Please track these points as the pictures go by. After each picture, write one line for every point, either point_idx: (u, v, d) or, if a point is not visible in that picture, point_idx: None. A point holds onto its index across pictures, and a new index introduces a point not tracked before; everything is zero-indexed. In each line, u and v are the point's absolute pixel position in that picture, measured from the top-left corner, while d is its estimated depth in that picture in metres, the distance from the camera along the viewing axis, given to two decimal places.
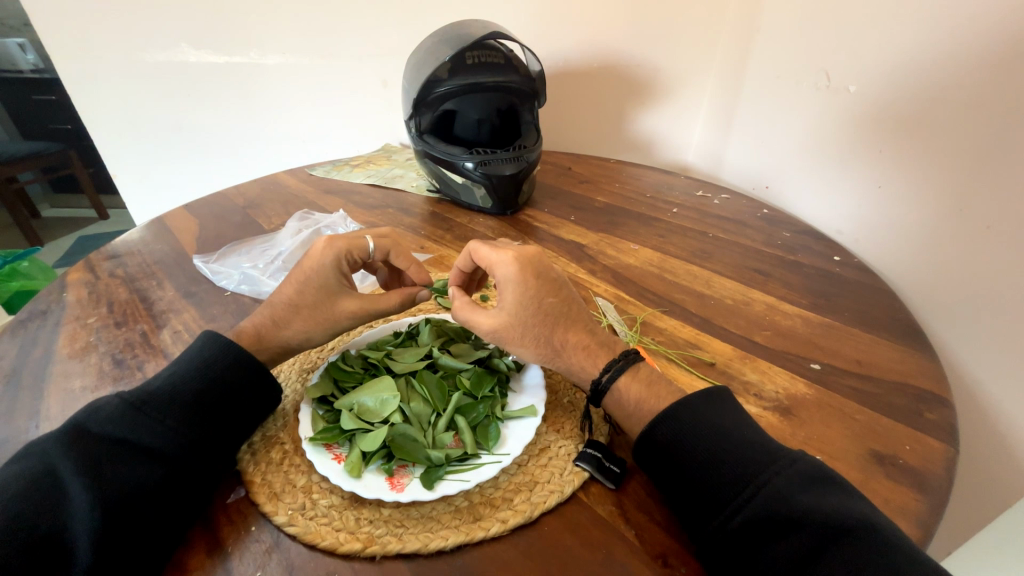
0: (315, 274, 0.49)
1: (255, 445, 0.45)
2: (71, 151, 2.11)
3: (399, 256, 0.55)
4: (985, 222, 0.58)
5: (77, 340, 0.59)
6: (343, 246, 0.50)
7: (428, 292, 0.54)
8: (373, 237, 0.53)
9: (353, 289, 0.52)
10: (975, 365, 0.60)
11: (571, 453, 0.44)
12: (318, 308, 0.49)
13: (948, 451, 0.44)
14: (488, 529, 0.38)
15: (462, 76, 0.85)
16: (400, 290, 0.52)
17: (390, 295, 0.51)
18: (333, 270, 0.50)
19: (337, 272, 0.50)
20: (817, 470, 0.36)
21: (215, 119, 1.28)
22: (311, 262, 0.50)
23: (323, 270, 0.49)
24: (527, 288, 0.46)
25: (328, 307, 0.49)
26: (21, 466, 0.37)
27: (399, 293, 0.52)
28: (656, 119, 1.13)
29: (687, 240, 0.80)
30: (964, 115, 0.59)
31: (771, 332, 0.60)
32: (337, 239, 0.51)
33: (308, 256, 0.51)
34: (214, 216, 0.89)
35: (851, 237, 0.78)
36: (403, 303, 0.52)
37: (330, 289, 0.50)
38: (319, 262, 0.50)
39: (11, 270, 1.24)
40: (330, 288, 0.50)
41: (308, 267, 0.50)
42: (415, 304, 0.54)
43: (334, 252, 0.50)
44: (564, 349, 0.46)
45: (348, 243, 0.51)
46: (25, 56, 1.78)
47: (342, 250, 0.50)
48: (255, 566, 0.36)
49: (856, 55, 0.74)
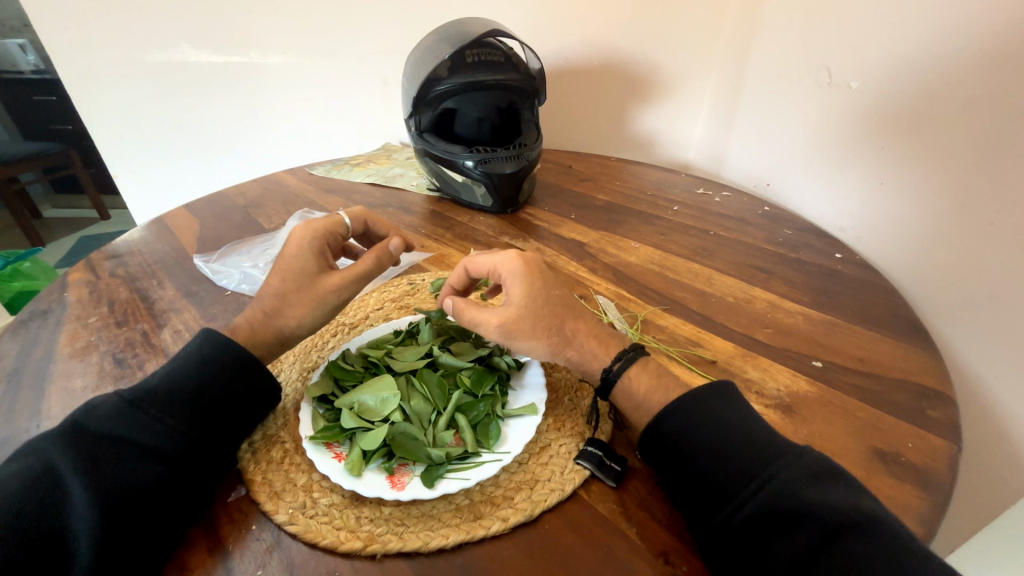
0: (296, 258, 0.50)
1: (255, 444, 0.45)
2: (72, 152, 2.10)
3: (376, 224, 0.58)
4: (989, 218, 0.57)
5: (78, 340, 0.59)
6: (321, 227, 0.52)
7: (401, 244, 0.54)
8: (347, 214, 0.56)
9: (331, 266, 0.53)
10: (979, 362, 0.60)
11: (572, 451, 0.44)
12: (303, 291, 0.49)
13: (950, 449, 0.44)
14: (489, 528, 0.38)
15: (462, 74, 0.85)
16: (372, 251, 0.52)
17: (364, 258, 0.51)
18: (314, 251, 0.51)
19: (318, 254, 0.51)
20: (821, 465, 0.36)
21: (215, 118, 1.28)
22: (291, 250, 0.51)
23: (307, 252, 0.50)
24: (535, 280, 0.47)
25: (313, 285, 0.50)
26: (19, 465, 0.36)
27: (370, 253, 0.52)
28: (656, 117, 1.12)
29: (688, 238, 0.80)
30: (966, 109, 0.59)
31: (772, 329, 0.60)
32: (314, 222, 0.52)
33: (287, 246, 0.51)
34: (215, 216, 0.89)
35: (853, 234, 0.78)
36: (378, 260, 0.52)
37: (313, 272, 0.50)
38: (300, 245, 0.51)
39: (14, 270, 1.25)
40: (315, 272, 0.50)
41: (290, 254, 0.50)
42: (393, 260, 0.54)
43: (315, 232, 0.51)
44: (575, 338, 0.46)
45: (325, 225, 0.53)
46: (26, 56, 1.85)
47: (322, 230, 0.52)
48: (255, 565, 0.36)
49: (857, 51, 0.73)
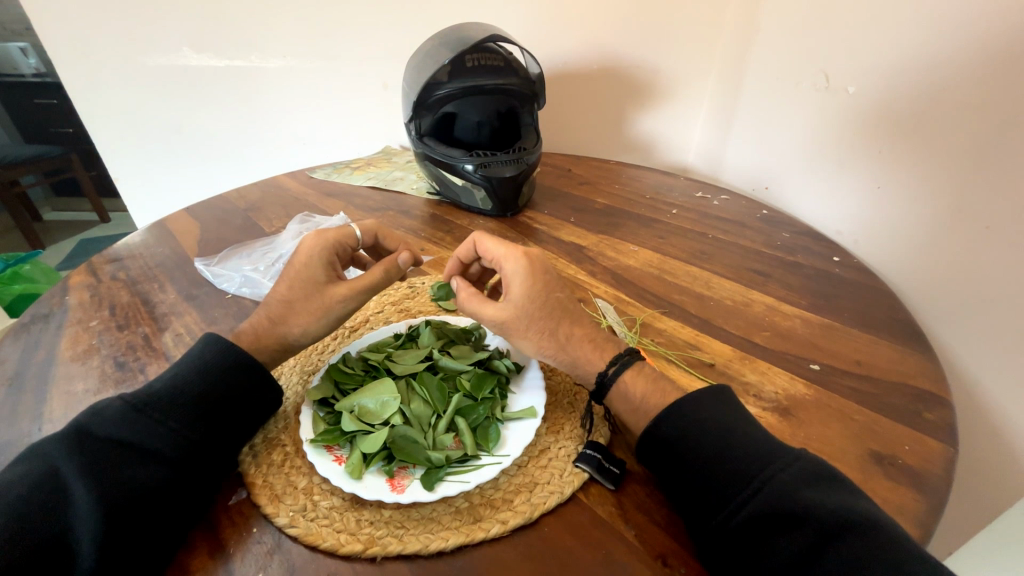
0: (304, 267, 0.51)
1: (256, 447, 0.45)
2: (72, 154, 2.10)
3: (387, 237, 0.59)
4: (985, 222, 0.58)
5: (80, 342, 0.60)
6: (333, 237, 0.53)
7: (410, 257, 0.55)
8: (358, 226, 0.57)
9: (341, 279, 0.53)
10: (976, 364, 0.60)
11: (571, 453, 0.45)
12: (308, 300, 0.50)
13: (946, 451, 0.44)
14: (488, 530, 0.38)
15: (462, 78, 0.85)
16: (382, 262, 0.53)
17: (373, 270, 0.52)
18: (323, 260, 0.51)
19: (327, 263, 0.52)
20: (818, 468, 0.36)
21: (215, 121, 1.28)
22: (301, 258, 0.51)
23: (316, 260, 0.51)
24: (535, 281, 0.47)
25: (318, 295, 0.50)
26: (23, 468, 0.37)
27: (381, 264, 0.52)
28: (655, 119, 1.13)
29: (686, 241, 0.80)
30: (964, 113, 0.59)
31: (770, 332, 0.60)
32: (326, 231, 0.53)
33: (297, 254, 0.52)
34: (216, 219, 0.90)
35: (850, 237, 0.78)
36: (386, 272, 0.52)
37: (320, 281, 0.50)
38: (309, 253, 0.51)
39: (14, 274, 1.26)
40: (322, 280, 0.51)
41: (299, 262, 0.51)
42: (400, 272, 0.54)
43: (325, 243, 0.52)
44: (569, 343, 0.47)
45: (337, 235, 0.54)
46: (28, 59, 1.87)
47: (332, 240, 0.53)
48: (256, 566, 0.37)
49: (856, 56, 0.74)
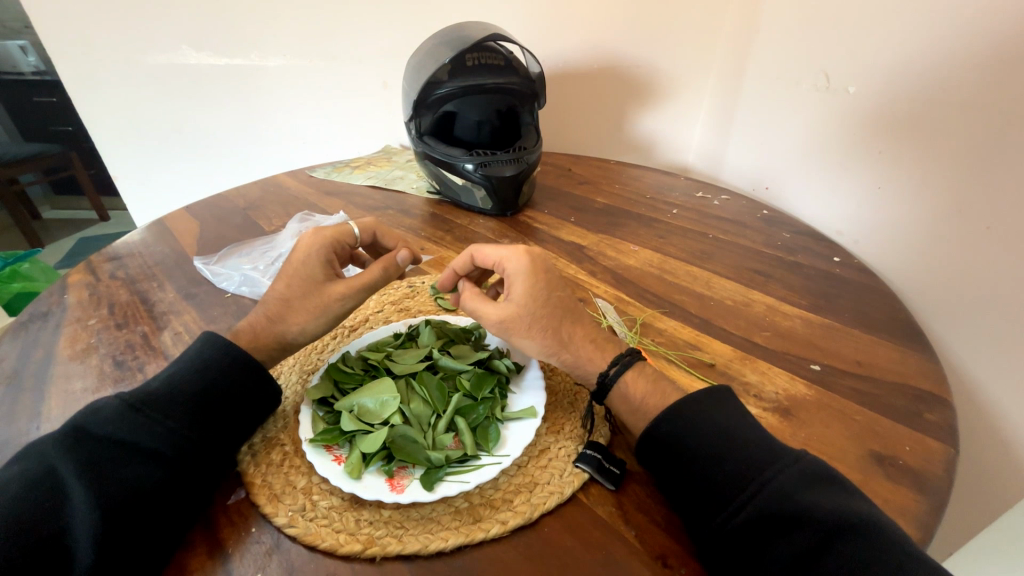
0: (303, 264, 0.51)
1: (255, 446, 0.45)
2: (71, 153, 2.10)
3: (385, 236, 0.59)
4: (985, 222, 0.58)
5: (78, 341, 0.60)
6: (331, 236, 0.53)
7: (410, 254, 0.55)
8: (356, 225, 0.57)
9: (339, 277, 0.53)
10: (977, 364, 0.60)
11: (571, 453, 0.44)
12: (307, 298, 0.50)
13: (947, 451, 0.44)
14: (488, 530, 0.38)
15: (463, 77, 0.85)
16: (381, 259, 0.53)
17: (372, 267, 0.52)
18: (322, 258, 0.51)
19: (326, 261, 0.52)
20: (819, 469, 0.36)
21: (214, 119, 1.28)
22: (299, 256, 0.51)
23: (315, 258, 0.51)
24: (537, 280, 0.47)
25: (317, 293, 0.50)
26: (21, 467, 0.36)
27: (379, 261, 0.52)
28: (656, 119, 1.13)
29: (687, 241, 0.80)
30: (964, 113, 0.59)
31: (770, 332, 0.60)
32: (325, 229, 0.53)
33: (294, 252, 0.52)
34: (215, 218, 0.89)
35: (851, 238, 0.78)
36: (385, 270, 0.52)
37: (319, 279, 0.50)
38: (307, 251, 0.51)
39: (13, 272, 1.25)
40: (321, 278, 0.50)
41: (297, 260, 0.51)
42: (399, 270, 0.54)
43: (323, 240, 0.52)
44: (571, 341, 0.47)
45: (335, 233, 0.54)
46: (27, 57, 1.87)
47: (331, 238, 0.53)
48: (255, 567, 0.36)
49: (857, 56, 0.74)
